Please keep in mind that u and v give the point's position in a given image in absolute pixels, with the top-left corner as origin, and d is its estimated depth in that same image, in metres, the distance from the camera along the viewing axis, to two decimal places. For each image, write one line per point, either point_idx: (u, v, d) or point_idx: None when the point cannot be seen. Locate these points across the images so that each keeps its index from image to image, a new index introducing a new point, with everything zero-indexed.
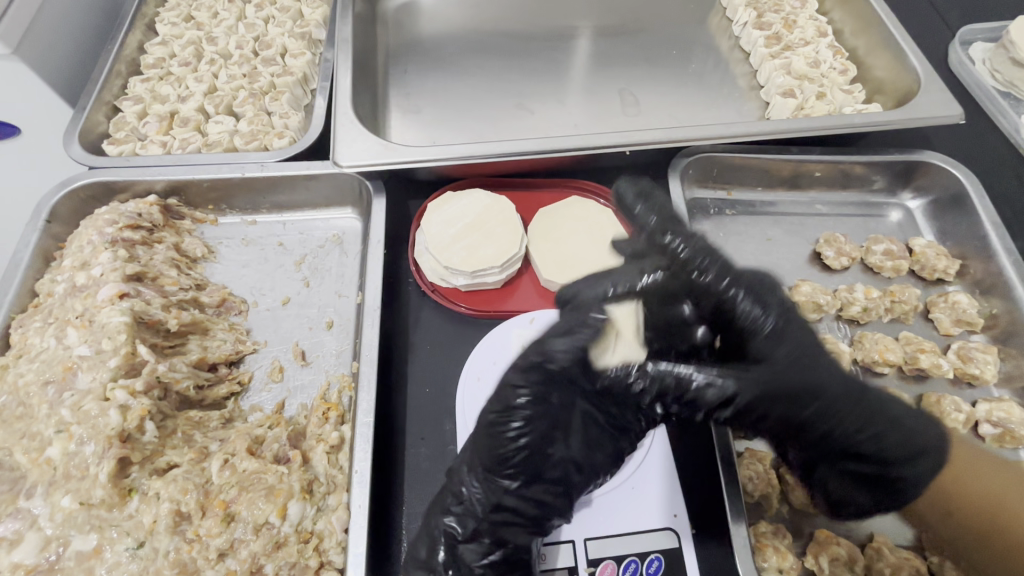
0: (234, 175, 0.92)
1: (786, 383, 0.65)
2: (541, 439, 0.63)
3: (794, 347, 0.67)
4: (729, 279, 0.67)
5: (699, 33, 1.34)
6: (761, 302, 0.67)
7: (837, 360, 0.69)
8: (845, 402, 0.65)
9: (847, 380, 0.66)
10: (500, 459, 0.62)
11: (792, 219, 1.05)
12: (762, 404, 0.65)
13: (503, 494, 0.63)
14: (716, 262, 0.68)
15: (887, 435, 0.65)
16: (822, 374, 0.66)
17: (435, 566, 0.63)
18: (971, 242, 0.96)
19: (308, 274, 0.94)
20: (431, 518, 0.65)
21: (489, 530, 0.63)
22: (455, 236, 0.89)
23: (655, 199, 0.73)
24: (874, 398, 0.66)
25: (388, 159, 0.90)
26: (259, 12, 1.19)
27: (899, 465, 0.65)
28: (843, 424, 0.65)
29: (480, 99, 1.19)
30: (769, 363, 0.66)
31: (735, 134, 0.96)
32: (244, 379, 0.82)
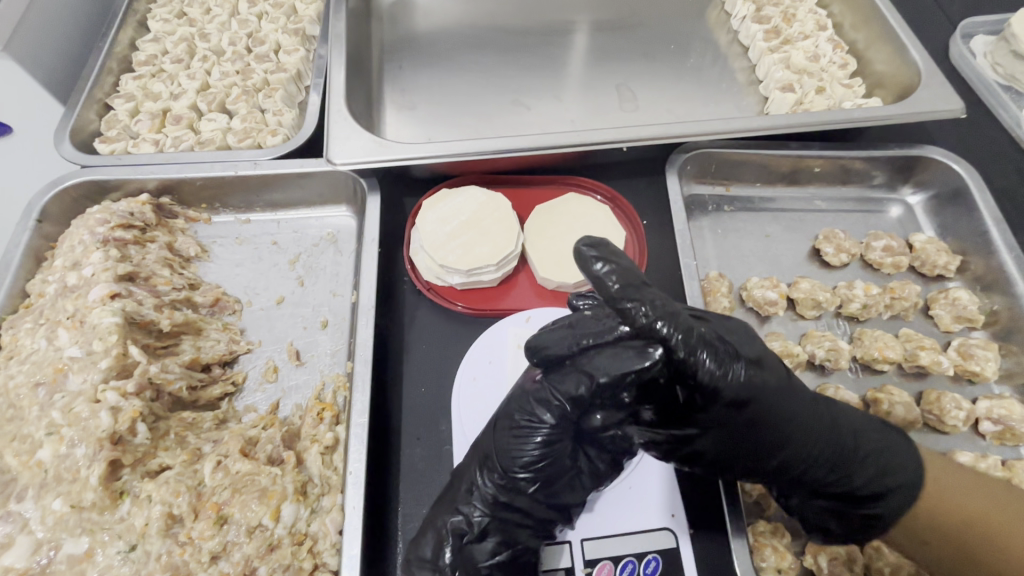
0: (227, 173, 0.91)
1: (750, 440, 0.63)
2: (555, 454, 0.64)
3: (765, 396, 0.62)
4: (691, 344, 0.58)
5: (697, 27, 1.33)
6: (727, 358, 0.60)
7: (810, 401, 0.65)
8: (816, 445, 0.64)
9: (817, 424, 0.64)
10: (513, 467, 0.63)
11: (791, 215, 1.04)
12: (724, 458, 0.65)
13: (515, 498, 0.64)
14: (677, 323, 0.59)
15: (858, 475, 0.64)
16: (790, 424, 0.63)
17: (441, 565, 0.63)
18: (972, 237, 0.95)
19: (303, 274, 0.93)
20: (437, 517, 0.66)
21: (496, 529, 0.65)
22: (450, 234, 0.88)
23: (614, 257, 0.63)
24: (847, 437, 0.65)
25: (382, 156, 0.89)
26: (252, 8, 1.17)
27: (870, 500, 0.64)
28: (812, 466, 0.64)
29: (476, 95, 1.18)
30: (731, 424, 0.62)
31: (733, 129, 0.95)
32: (238, 380, 0.81)
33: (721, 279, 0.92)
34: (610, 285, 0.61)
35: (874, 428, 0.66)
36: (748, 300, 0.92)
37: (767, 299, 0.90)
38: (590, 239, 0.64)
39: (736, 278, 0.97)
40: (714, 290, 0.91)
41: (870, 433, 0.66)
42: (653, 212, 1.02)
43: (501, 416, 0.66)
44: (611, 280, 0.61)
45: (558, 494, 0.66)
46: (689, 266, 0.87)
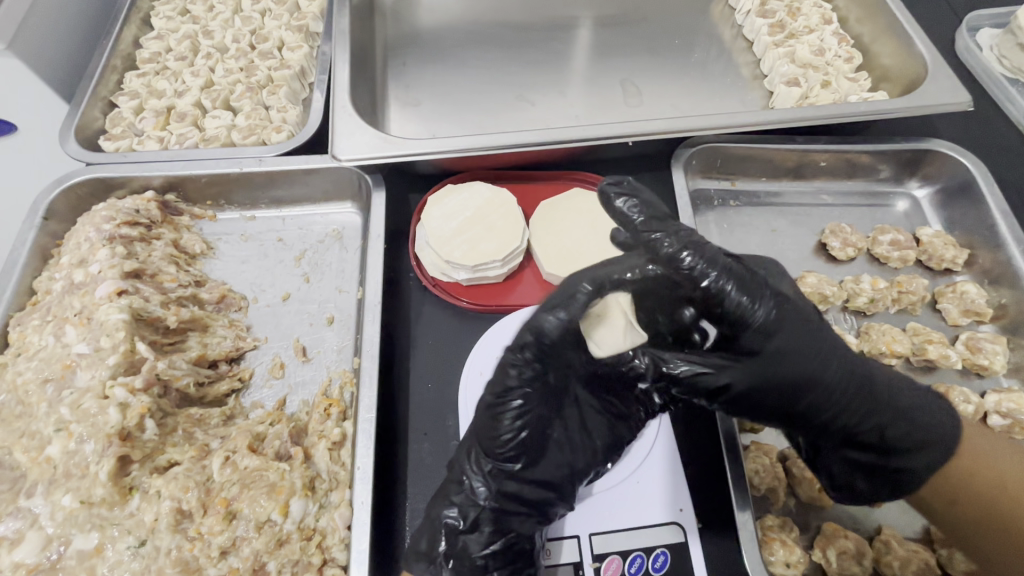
0: (232, 170, 0.91)
1: (787, 376, 0.63)
2: (535, 423, 0.65)
3: (797, 336, 0.64)
4: (720, 272, 0.62)
5: (701, 22, 1.32)
6: (757, 290, 0.63)
7: (842, 344, 0.67)
8: (849, 390, 0.65)
9: (853, 368, 0.66)
10: (500, 447, 0.64)
11: (797, 209, 1.04)
12: (755, 395, 0.63)
13: (503, 482, 0.65)
14: (703, 256, 0.63)
15: (890, 426, 0.65)
16: (824, 363, 0.64)
17: (436, 558, 0.63)
18: (979, 231, 0.95)
19: (308, 270, 0.93)
20: (431, 511, 0.66)
21: (489, 518, 0.65)
22: (456, 230, 0.88)
23: (640, 193, 0.68)
24: (882, 387, 0.66)
25: (387, 152, 0.88)
26: (255, 5, 1.17)
27: (902, 455, 0.65)
28: (844, 410, 0.65)
29: (480, 91, 1.18)
30: (764, 355, 0.63)
31: (739, 124, 0.94)
32: (244, 376, 0.81)
33: None
34: (633, 219, 0.66)
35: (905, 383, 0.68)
36: None
37: None
38: (614, 179, 0.69)
39: None
40: None
41: (901, 388, 0.67)
42: (658, 207, 1.02)
43: (481, 395, 0.65)
44: (636, 213, 0.66)
45: (543, 467, 0.67)
46: None
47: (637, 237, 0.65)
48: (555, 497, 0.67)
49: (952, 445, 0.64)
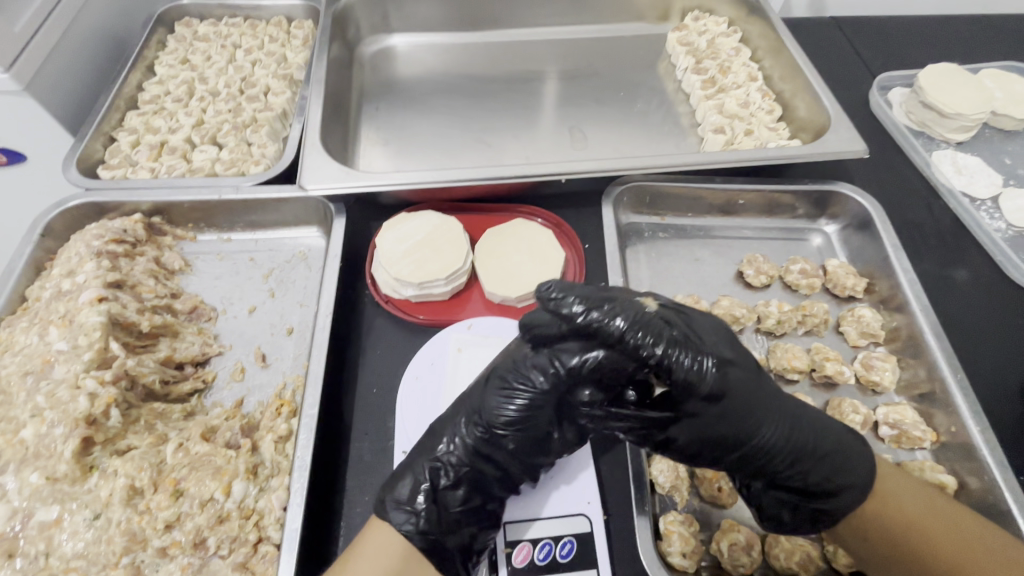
0: (212, 197, 1.03)
1: (724, 431, 0.67)
2: (536, 415, 0.72)
3: (738, 395, 0.66)
4: (663, 342, 0.63)
5: (647, 77, 1.49)
6: (702, 355, 0.64)
7: (777, 400, 0.70)
8: (781, 441, 0.68)
9: (784, 424, 0.69)
10: (498, 423, 0.72)
11: (720, 241, 1.15)
12: (694, 447, 0.68)
13: (493, 452, 0.74)
14: (647, 328, 0.64)
15: (817, 468, 0.69)
16: (755, 419, 0.67)
17: (416, 508, 0.70)
18: (877, 262, 1.06)
19: (274, 286, 1.04)
20: (416, 463, 0.74)
21: (470, 479, 0.73)
22: (405, 252, 0.99)
23: (574, 288, 0.68)
24: (809, 437, 0.69)
25: (346, 183, 1.00)
26: (247, 56, 1.34)
27: (824, 497, 0.70)
28: (775, 455, 0.69)
29: (443, 133, 1.32)
30: (703, 416, 0.66)
31: (662, 164, 1.07)
32: (207, 378, 0.90)
33: None
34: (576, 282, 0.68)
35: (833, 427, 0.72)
36: None
37: None
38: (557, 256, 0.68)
39: (666, 296, 1.07)
40: None
41: (830, 435, 0.71)
42: (594, 237, 1.14)
43: (495, 373, 0.74)
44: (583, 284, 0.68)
45: (531, 453, 0.75)
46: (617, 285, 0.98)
47: (588, 300, 0.66)
48: (530, 473, 0.77)
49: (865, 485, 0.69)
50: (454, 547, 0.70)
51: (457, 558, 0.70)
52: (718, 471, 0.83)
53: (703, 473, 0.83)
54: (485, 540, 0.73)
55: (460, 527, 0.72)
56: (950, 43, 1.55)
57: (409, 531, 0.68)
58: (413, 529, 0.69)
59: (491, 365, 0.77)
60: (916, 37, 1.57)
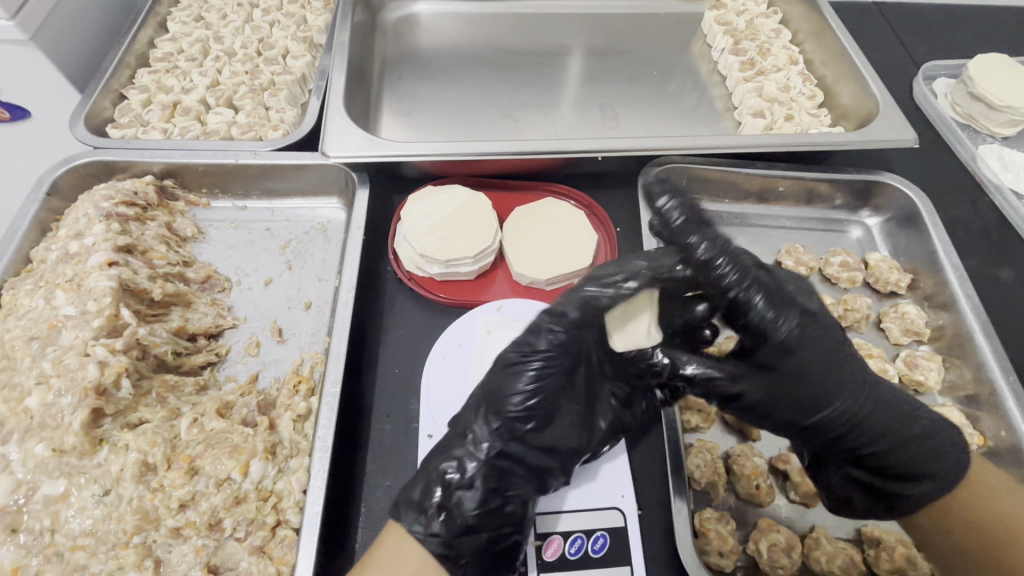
0: (228, 161, 0.98)
1: (803, 391, 0.70)
2: (547, 390, 0.70)
3: (820, 354, 0.70)
4: (750, 284, 0.70)
5: (681, 57, 1.42)
6: (785, 306, 0.71)
7: (861, 370, 0.73)
8: (864, 412, 0.71)
9: (868, 394, 0.71)
10: (509, 407, 0.69)
11: (757, 230, 1.11)
12: (769, 405, 0.71)
13: (509, 444, 0.69)
14: (735, 263, 0.71)
15: (898, 450, 0.71)
16: (838, 385, 0.70)
17: (426, 506, 0.66)
18: (922, 257, 1.02)
19: (291, 258, 0.99)
20: (431, 463, 0.70)
21: (485, 476, 0.68)
22: (431, 227, 0.94)
23: (676, 194, 0.73)
24: (894, 412, 0.72)
25: (371, 151, 0.95)
26: (265, 16, 1.27)
27: (905, 478, 0.72)
28: (854, 427, 0.71)
29: (469, 106, 1.26)
30: (780, 369, 0.71)
31: (703, 146, 1.02)
32: (221, 351, 0.86)
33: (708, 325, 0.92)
34: (672, 219, 0.72)
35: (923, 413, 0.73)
36: None
37: None
38: (658, 180, 0.75)
39: None
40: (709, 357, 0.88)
41: (913, 415, 0.73)
42: (626, 220, 1.09)
43: (499, 359, 0.73)
44: (676, 213, 0.72)
45: (551, 438, 0.71)
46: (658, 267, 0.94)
47: (673, 237, 0.72)
48: (557, 468, 0.72)
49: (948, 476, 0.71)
50: (471, 552, 0.65)
51: (476, 563, 0.65)
52: (756, 468, 0.78)
53: (741, 470, 0.78)
54: (509, 546, 0.67)
55: (478, 528, 0.66)
56: (996, 36, 1.50)
57: (428, 538, 0.64)
58: (423, 531, 0.64)
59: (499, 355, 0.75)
60: (961, 28, 1.52)
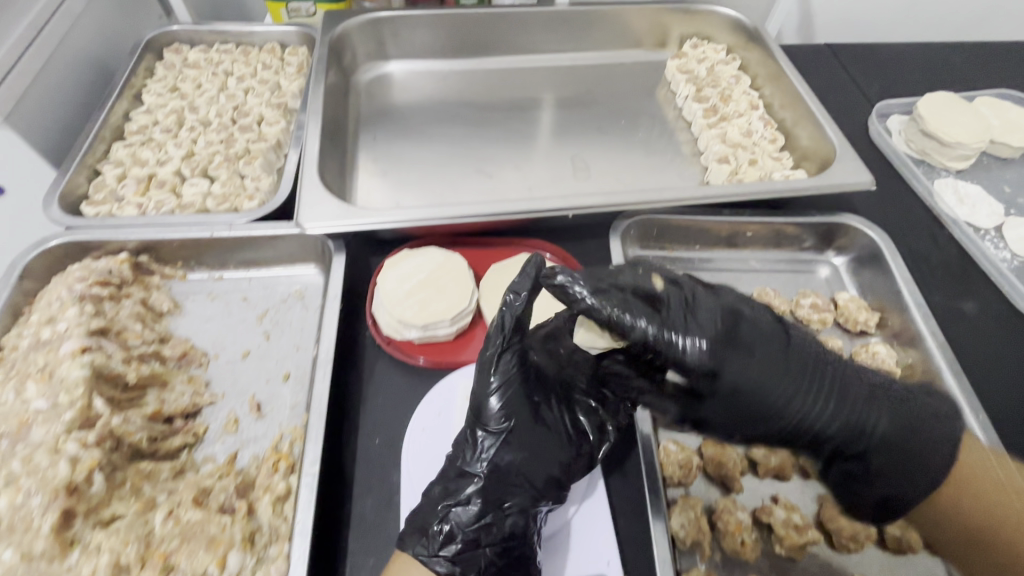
0: (203, 234, 0.99)
1: (766, 412, 0.72)
2: (512, 400, 0.75)
3: (768, 382, 0.72)
4: (665, 326, 0.71)
5: (647, 104, 1.48)
6: (708, 336, 0.71)
7: (825, 382, 0.74)
8: (830, 425, 0.73)
9: (830, 406, 0.73)
10: (490, 420, 0.75)
11: (727, 275, 1.13)
12: (736, 431, 0.75)
13: (497, 451, 0.74)
14: (646, 311, 0.70)
15: (875, 454, 0.73)
16: (796, 402, 0.72)
17: (433, 531, 0.70)
18: (887, 295, 1.05)
19: (269, 328, 0.99)
20: (432, 496, 0.73)
21: (483, 494, 0.71)
22: (408, 291, 0.95)
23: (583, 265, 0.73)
24: (861, 420, 0.73)
25: (346, 220, 0.96)
26: (240, 84, 1.30)
27: (888, 481, 0.73)
28: (827, 441, 0.73)
29: (443, 163, 1.29)
30: (741, 397, 0.71)
31: (671, 198, 1.05)
32: (199, 431, 0.85)
33: None
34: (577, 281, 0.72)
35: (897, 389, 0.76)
36: None
37: None
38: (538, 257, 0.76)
39: None
40: None
41: (887, 418, 0.73)
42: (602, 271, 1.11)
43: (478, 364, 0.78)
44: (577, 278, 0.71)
45: (533, 445, 0.75)
46: None
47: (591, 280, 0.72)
48: (557, 476, 0.75)
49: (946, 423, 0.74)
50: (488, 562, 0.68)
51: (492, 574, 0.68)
52: (739, 524, 0.79)
53: (725, 526, 0.79)
54: (518, 558, 0.70)
55: (480, 540, 0.69)
56: (942, 73, 1.58)
57: (437, 561, 0.68)
58: (428, 554, 0.68)
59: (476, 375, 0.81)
60: (909, 65, 1.60)
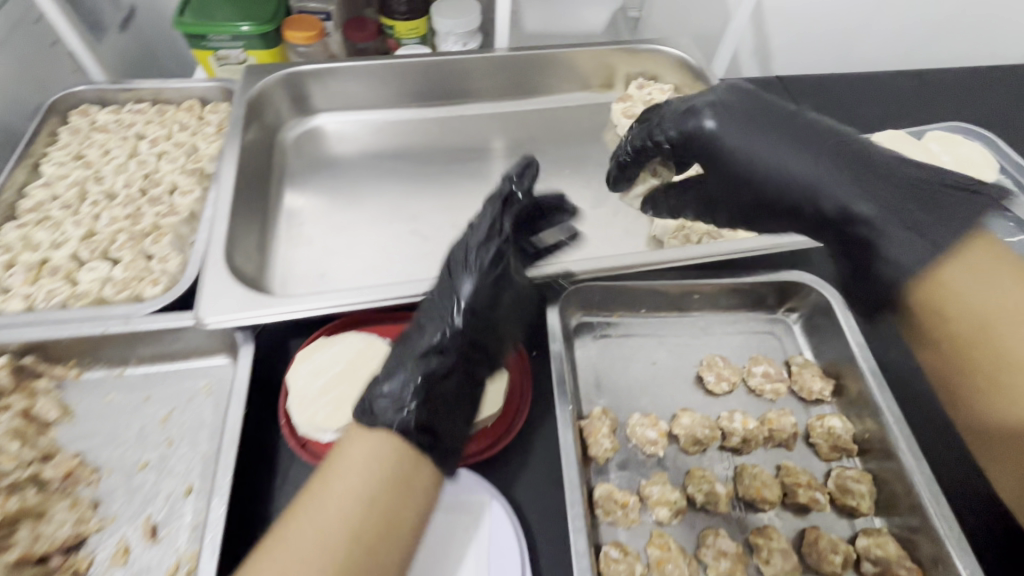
0: (94, 332, 0.89)
1: (756, 187, 0.82)
2: (484, 288, 0.83)
3: (739, 143, 0.81)
4: (680, 119, 0.88)
5: (594, 149, 1.43)
6: (698, 108, 0.85)
7: (822, 154, 0.77)
8: (820, 185, 0.76)
9: (814, 168, 0.76)
10: (465, 302, 0.81)
11: (677, 340, 1.06)
12: (737, 202, 0.87)
13: (458, 288, 0.82)
14: (685, 133, 0.88)
15: (874, 215, 0.73)
16: (781, 173, 0.79)
17: (400, 399, 0.72)
18: (843, 359, 0.99)
19: (172, 433, 0.89)
20: (396, 361, 0.78)
21: (450, 362, 0.78)
22: (321, 389, 0.86)
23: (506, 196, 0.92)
24: (845, 202, 0.75)
25: (252, 311, 0.88)
26: (152, 147, 1.20)
27: (889, 245, 0.71)
28: (826, 206, 0.77)
29: (375, 225, 1.21)
30: (720, 162, 0.85)
31: (609, 266, 0.98)
32: (81, 567, 0.76)
33: (603, 417, 0.91)
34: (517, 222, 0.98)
35: (903, 167, 0.75)
36: (632, 438, 0.91)
37: (648, 438, 0.90)
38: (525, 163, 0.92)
39: (620, 413, 0.96)
40: (595, 430, 0.89)
41: (894, 206, 0.72)
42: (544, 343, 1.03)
43: (452, 264, 0.85)
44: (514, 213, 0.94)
45: (495, 330, 0.84)
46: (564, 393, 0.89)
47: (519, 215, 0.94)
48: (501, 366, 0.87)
49: (967, 222, 0.70)
50: (405, 416, 0.70)
51: (417, 430, 0.70)
52: None
53: None
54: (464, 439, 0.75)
55: (421, 372, 0.75)
56: (894, 106, 1.55)
57: (376, 402, 0.72)
58: (398, 413, 0.70)
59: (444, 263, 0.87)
60: (861, 98, 1.56)
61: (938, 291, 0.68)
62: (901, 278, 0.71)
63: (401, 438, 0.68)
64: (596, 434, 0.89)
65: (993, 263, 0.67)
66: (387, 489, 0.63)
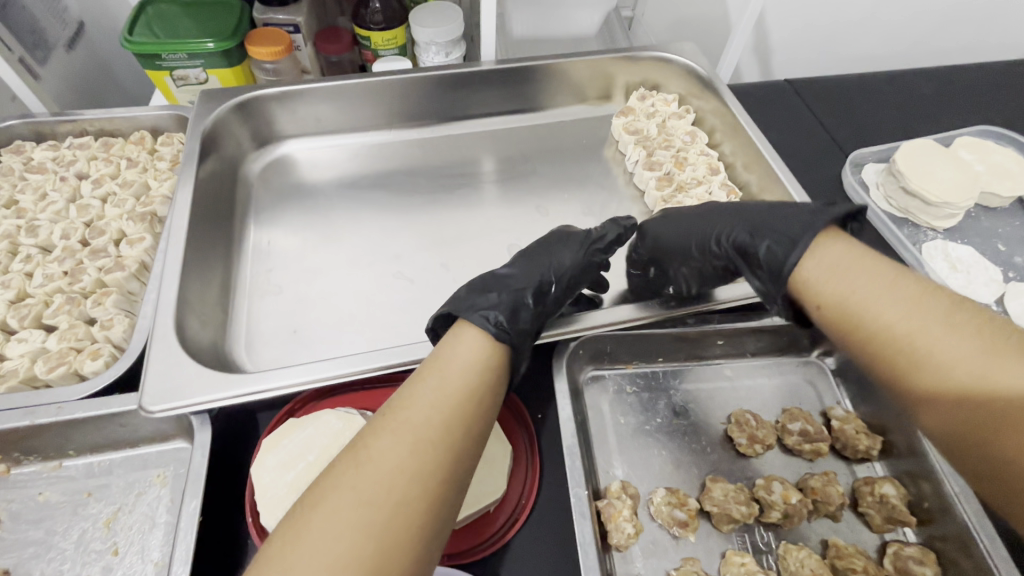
0: (21, 423, 0.75)
1: (683, 251, 0.86)
2: (587, 263, 0.87)
3: (667, 227, 0.89)
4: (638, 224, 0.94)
5: (593, 167, 1.30)
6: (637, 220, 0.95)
7: (727, 209, 0.83)
8: (720, 230, 0.81)
9: (724, 219, 0.82)
10: (571, 267, 0.85)
11: (699, 392, 0.94)
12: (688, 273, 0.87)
13: (556, 257, 0.85)
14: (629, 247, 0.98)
15: (753, 230, 0.76)
16: (693, 235, 0.84)
17: (508, 317, 0.73)
18: (888, 411, 0.88)
19: (118, 539, 0.76)
20: (511, 293, 0.77)
21: (543, 307, 0.80)
22: (291, 485, 0.73)
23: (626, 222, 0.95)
24: (736, 229, 0.79)
25: (206, 394, 0.75)
26: (96, 189, 1.06)
27: (774, 244, 0.72)
28: (729, 239, 0.80)
29: (354, 267, 1.07)
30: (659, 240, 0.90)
31: (619, 318, 0.86)
32: None
33: (623, 496, 0.79)
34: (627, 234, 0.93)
35: (796, 206, 0.77)
36: (657, 517, 0.79)
37: (677, 518, 0.78)
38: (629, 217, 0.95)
39: (641, 485, 0.84)
40: (614, 515, 0.77)
41: (770, 221, 0.76)
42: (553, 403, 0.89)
43: (571, 238, 0.88)
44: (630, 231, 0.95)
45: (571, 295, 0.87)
46: (577, 473, 0.76)
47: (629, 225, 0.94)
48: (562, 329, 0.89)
49: (805, 221, 0.72)
50: (507, 332, 0.70)
51: (506, 355, 0.70)
52: None
53: None
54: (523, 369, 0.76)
55: (518, 301, 0.76)
56: (913, 108, 1.44)
57: (475, 314, 0.71)
58: (501, 323, 0.71)
59: (556, 236, 0.89)
60: (879, 101, 1.44)
61: (800, 290, 0.68)
62: (792, 274, 0.69)
63: (500, 355, 0.69)
64: (616, 520, 0.76)
65: (854, 260, 0.65)
66: (488, 388, 0.64)
